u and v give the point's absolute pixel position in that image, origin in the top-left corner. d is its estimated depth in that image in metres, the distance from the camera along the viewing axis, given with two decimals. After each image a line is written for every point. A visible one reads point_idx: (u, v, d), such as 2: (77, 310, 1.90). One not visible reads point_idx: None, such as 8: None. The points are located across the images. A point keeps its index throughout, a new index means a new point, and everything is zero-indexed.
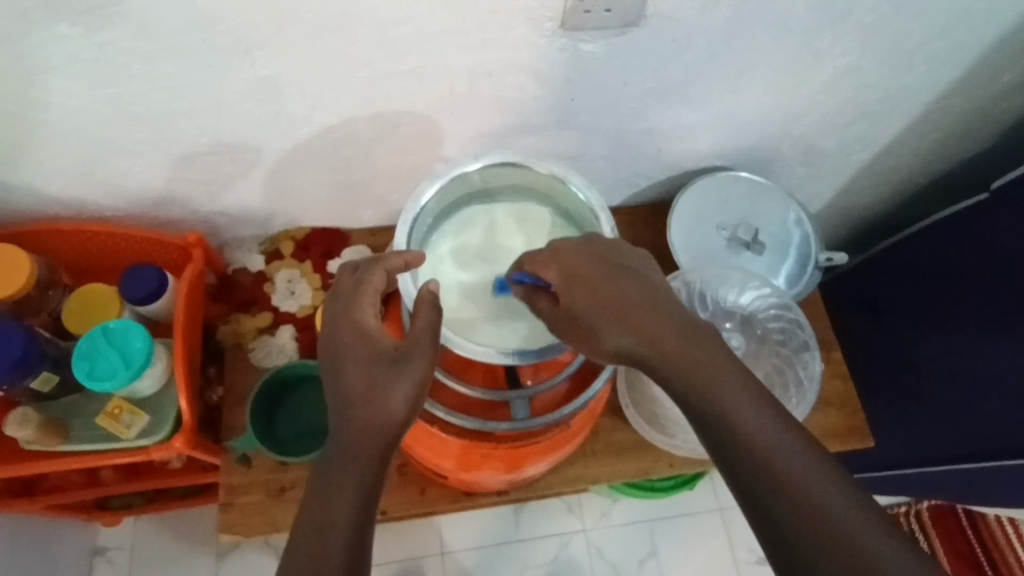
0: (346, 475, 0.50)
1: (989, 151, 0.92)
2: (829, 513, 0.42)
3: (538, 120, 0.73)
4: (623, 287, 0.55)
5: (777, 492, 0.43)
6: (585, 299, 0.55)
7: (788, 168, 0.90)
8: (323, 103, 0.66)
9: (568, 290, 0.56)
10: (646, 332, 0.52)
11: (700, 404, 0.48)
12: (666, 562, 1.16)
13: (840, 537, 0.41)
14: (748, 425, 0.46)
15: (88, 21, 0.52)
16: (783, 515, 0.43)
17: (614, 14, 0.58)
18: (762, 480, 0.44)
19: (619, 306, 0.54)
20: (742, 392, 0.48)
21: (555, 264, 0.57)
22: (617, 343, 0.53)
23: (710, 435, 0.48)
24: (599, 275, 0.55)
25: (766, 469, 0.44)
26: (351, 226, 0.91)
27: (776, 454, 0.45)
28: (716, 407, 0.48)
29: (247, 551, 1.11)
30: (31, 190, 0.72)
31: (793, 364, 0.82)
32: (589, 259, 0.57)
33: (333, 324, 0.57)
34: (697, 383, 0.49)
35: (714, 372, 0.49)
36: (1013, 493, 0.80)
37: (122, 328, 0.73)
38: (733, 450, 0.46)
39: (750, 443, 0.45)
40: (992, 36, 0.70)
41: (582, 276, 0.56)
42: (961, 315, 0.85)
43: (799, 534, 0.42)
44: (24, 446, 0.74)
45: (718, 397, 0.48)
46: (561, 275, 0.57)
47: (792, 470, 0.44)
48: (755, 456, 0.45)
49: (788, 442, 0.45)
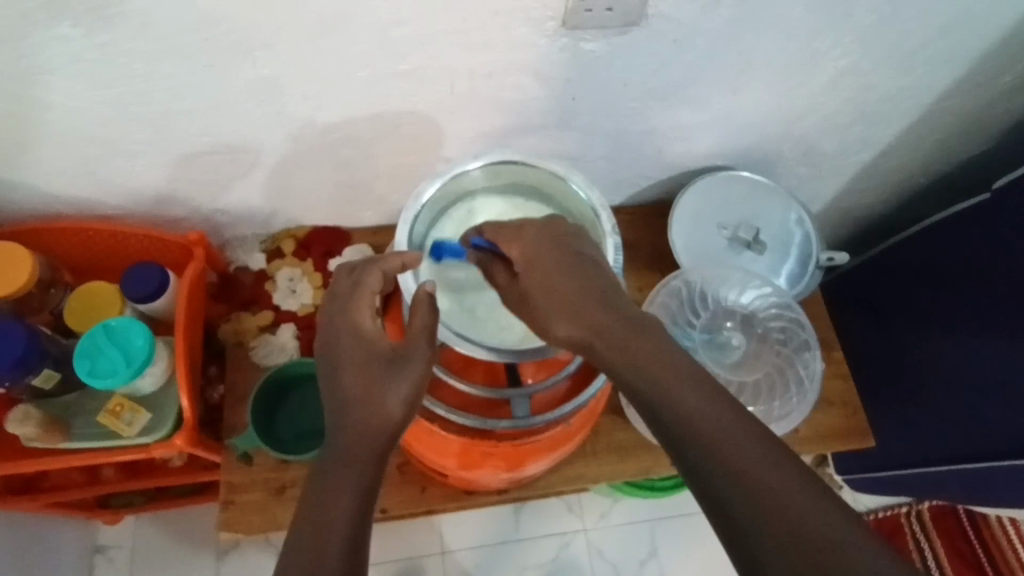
0: (344, 478, 0.50)
1: (990, 151, 0.92)
2: (781, 502, 0.42)
3: (538, 120, 0.73)
4: (575, 274, 0.55)
5: (737, 492, 0.43)
6: (537, 283, 0.56)
7: (789, 168, 0.90)
8: (324, 103, 0.66)
9: (524, 272, 0.57)
10: (594, 322, 0.53)
11: (653, 400, 0.48)
12: (667, 563, 1.16)
13: (793, 526, 0.41)
14: (699, 419, 0.46)
15: (90, 21, 0.52)
16: (737, 507, 0.42)
17: (615, 14, 0.58)
18: (715, 472, 0.44)
19: (570, 294, 0.54)
20: (693, 386, 0.48)
21: (516, 240, 0.58)
22: (567, 331, 0.54)
23: (672, 438, 0.47)
24: (552, 260, 0.56)
25: (718, 461, 0.44)
26: (351, 225, 0.91)
27: (729, 446, 0.44)
28: (669, 402, 0.48)
29: (247, 550, 1.11)
30: (32, 190, 0.72)
31: (793, 364, 0.82)
32: (544, 244, 0.57)
33: (330, 327, 0.57)
34: (656, 386, 0.49)
35: (668, 366, 0.49)
36: (1013, 494, 0.80)
37: (123, 327, 0.73)
38: (686, 444, 0.46)
39: (702, 436, 0.45)
40: (993, 37, 0.70)
41: (537, 259, 0.56)
42: (961, 316, 0.85)
43: (752, 525, 0.42)
44: (26, 444, 0.74)
45: (672, 392, 0.48)
46: (520, 254, 0.57)
47: (744, 461, 0.44)
48: (708, 449, 0.45)
49: (740, 433, 0.45)
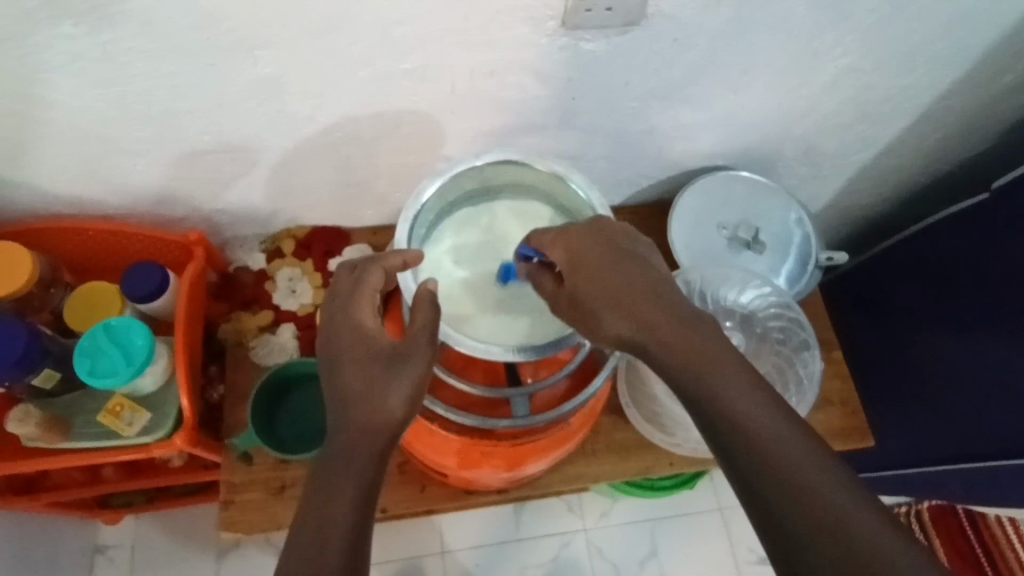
0: (345, 475, 0.50)
1: (990, 151, 0.92)
2: (822, 500, 0.42)
3: (539, 119, 0.73)
4: (625, 271, 0.55)
5: (774, 481, 0.43)
6: (587, 283, 0.55)
7: (789, 168, 0.90)
8: (324, 102, 0.66)
9: (571, 272, 0.56)
10: (647, 319, 0.52)
11: (696, 391, 0.49)
12: (667, 562, 1.16)
13: (833, 524, 0.41)
14: (744, 413, 0.46)
15: (91, 19, 0.52)
16: (777, 501, 0.43)
17: (616, 13, 0.58)
18: (756, 466, 0.44)
19: (622, 291, 0.54)
20: (739, 379, 0.48)
21: (562, 242, 0.57)
22: (620, 330, 0.53)
23: (710, 425, 0.47)
24: (600, 258, 0.56)
25: (761, 456, 0.44)
26: (352, 225, 0.91)
27: (772, 441, 0.45)
28: (713, 394, 0.48)
29: (248, 550, 1.11)
30: (33, 189, 0.72)
31: (793, 363, 0.82)
32: (592, 244, 0.56)
33: (331, 324, 0.57)
34: (697, 373, 0.49)
35: (713, 359, 0.49)
36: (1013, 494, 0.80)
37: (124, 326, 0.74)
38: (728, 437, 0.46)
39: (748, 430, 0.45)
40: (993, 37, 0.70)
41: (584, 259, 0.56)
42: (961, 315, 0.85)
43: (792, 521, 0.42)
44: (26, 444, 0.74)
45: (717, 384, 0.48)
46: (566, 256, 0.57)
47: (786, 457, 0.44)
48: (750, 443, 0.45)
49: (783, 431, 0.45)
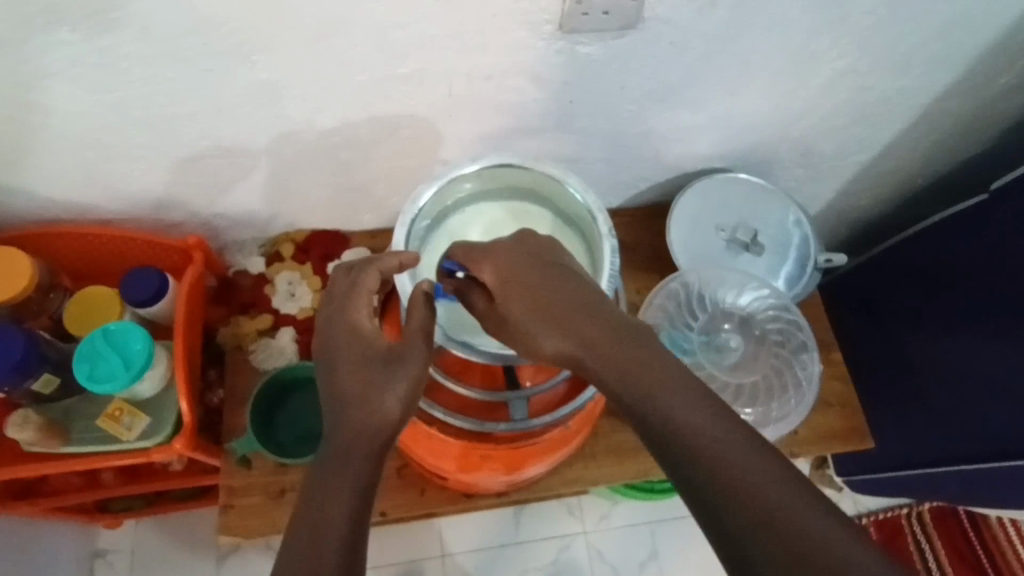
0: (342, 474, 0.50)
1: (987, 152, 0.92)
2: (778, 516, 0.41)
3: (537, 123, 0.73)
4: (553, 289, 0.55)
5: (727, 499, 0.43)
6: (513, 304, 0.55)
7: (787, 170, 0.90)
8: (322, 106, 0.66)
9: (499, 291, 0.56)
10: (581, 335, 0.52)
11: (644, 412, 0.48)
12: (667, 564, 1.16)
13: (790, 537, 0.40)
14: (693, 429, 0.45)
15: (90, 25, 0.52)
16: (733, 517, 0.42)
17: (612, 17, 0.58)
18: (709, 482, 0.43)
19: (553, 310, 0.54)
20: (685, 394, 0.47)
21: (488, 263, 0.58)
22: (555, 348, 0.53)
23: (661, 448, 0.47)
24: (526, 279, 0.56)
25: (712, 471, 0.44)
26: (350, 229, 0.91)
27: (724, 455, 0.44)
28: (661, 413, 0.47)
29: (247, 554, 1.11)
30: (31, 194, 0.72)
31: (791, 365, 0.81)
32: (517, 263, 0.57)
33: (328, 327, 0.57)
34: (644, 396, 0.48)
35: (662, 379, 0.48)
36: (1012, 494, 0.80)
37: (123, 331, 0.74)
38: (681, 454, 0.45)
39: (697, 446, 0.45)
40: (990, 38, 0.70)
41: (510, 280, 0.56)
42: (960, 316, 0.85)
43: (749, 535, 0.41)
44: (26, 449, 0.74)
45: (668, 405, 0.47)
46: (493, 276, 0.57)
47: (743, 470, 0.43)
48: (700, 463, 0.44)
49: (734, 443, 0.44)
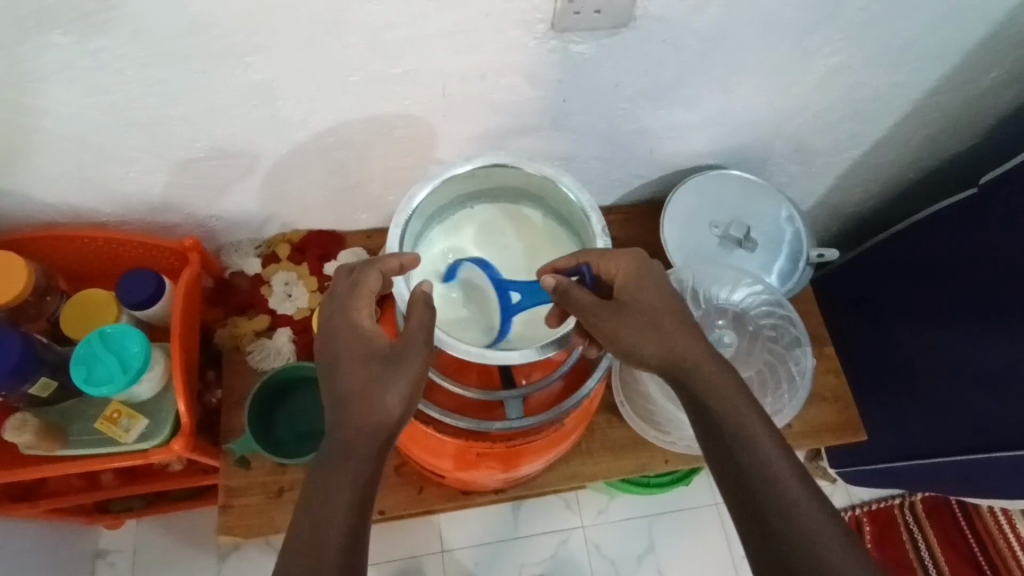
0: (344, 471, 0.51)
1: (978, 147, 0.92)
2: (819, 538, 0.47)
3: (530, 122, 0.74)
4: (676, 309, 0.59)
5: (778, 511, 0.48)
6: (640, 303, 0.59)
7: (780, 166, 0.91)
8: (317, 107, 0.66)
9: (630, 291, 0.60)
10: (679, 347, 0.57)
11: (719, 422, 0.53)
12: (664, 557, 1.16)
13: (823, 555, 0.46)
14: (765, 451, 0.51)
15: (82, 27, 0.52)
16: (777, 532, 0.47)
17: (604, 15, 0.58)
18: (766, 498, 0.49)
19: (665, 318, 0.58)
20: (763, 421, 0.53)
21: (624, 262, 0.61)
22: (655, 353, 0.57)
23: (722, 448, 0.52)
24: (655, 287, 0.60)
25: (771, 491, 0.49)
26: (347, 229, 0.92)
27: (786, 481, 0.49)
28: (742, 428, 0.52)
29: (247, 552, 1.12)
30: (26, 197, 0.72)
31: (785, 360, 0.82)
32: (653, 273, 0.60)
33: (329, 327, 0.57)
34: (720, 404, 0.54)
35: (735, 395, 0.54)
36: (1005, 483, 0.81)
37: (119, 333, 0.74)
38: (737, 458, 0.51)
39: (765, 465, 0.50)
40: (979, 34, 0.71)
41: (644, 281, 0.60)
42: (951, 309, 0.86)
43: (781, 534, 0.47)
44: (23, 451, 0.74)
45: (741, 419, 0.53)
46: (627, 275, 0.60)
47: (792, 492, 0.49)
48: (760, 474, 0.50)
49: (785, 463, 0.50)
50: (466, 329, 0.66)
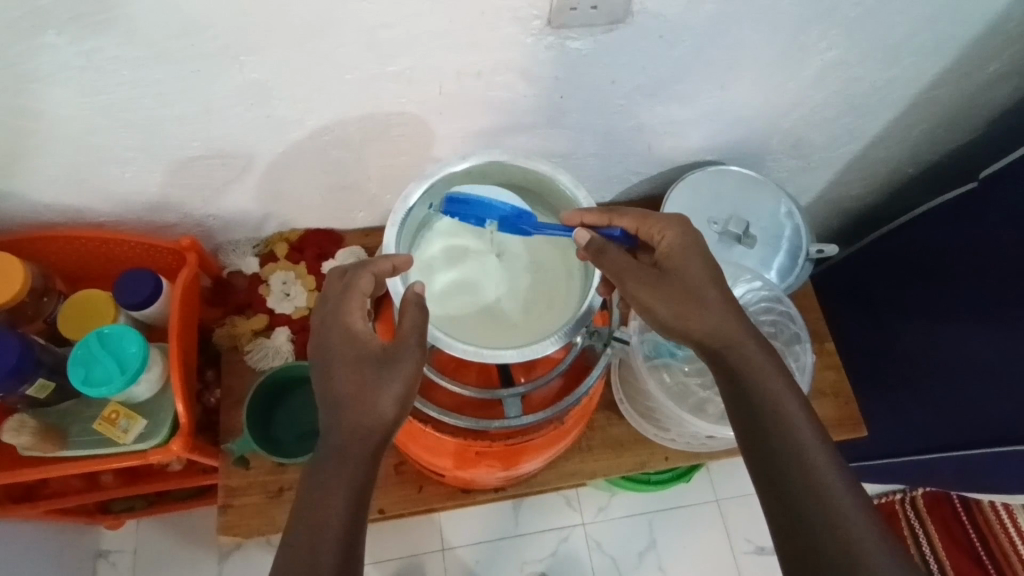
0: (338, 476, 0.52)
1: (977, 141, 0.92)
2: (845, 518, 0.50)
3: (527, 119, 0.73)
4: (717, 283, 0.59)
5: (807, 491, 0.51)
6: (681, 271, 0.59)
7: (778, 161, 0.91)
8: (312, 106, 0.66)
9: (671, 258, 0.59)
10: (715, 321, 0.57)
11: (755, 403, 0.55)
12: (665, 554, 1.16)
13: (848, 535, 0.49)
14: (802, 439, 0.53)
15: (76, 28, 0.52)
16: (805, 511, 0.51)
17: (600, 11, 0.58)
18: (801, 487, 0.51)
19: (704, 290, 0.58)
20: (800, 407, 0.55)
21: (670, 229, 0.60)
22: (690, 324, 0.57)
23: (756, 427, 0.55)
24: (699, 258, 0.59)
25: (803, 472, 0.52)
26: (344, 228, 0.91)
27: (817, 463, 0.52)
28: (780, 416, 0.54)
29: (248, 551, 1.12)
30: (24, 198, 0.72)
31: (785, 356, 0.81)
32: (697, 244, 0.60)
33: (322, 330, 0.56)
34: (758, 386, 0.56)
35: (772, 377, 0.56)
36: (1003, 478, 0.81)
37: (117, 335, 0.74)
38: (770, 438, 0.54)
39: (801, 453, 0.53)
40: (978, 27, 0.70)
41: (689, 251, 0.59)
42: (950, 303, 0.85)
43: (808, 514, 0.51)
44: (22, 453, 0.74)
45: (778, 402, 0.55)
46: (671, 242, 0.60)
47: (823, 476, 0.52)
48: (792, 455, 0.53)
49: (818, 446, 0.53)
50: (466, 326, 0.66)
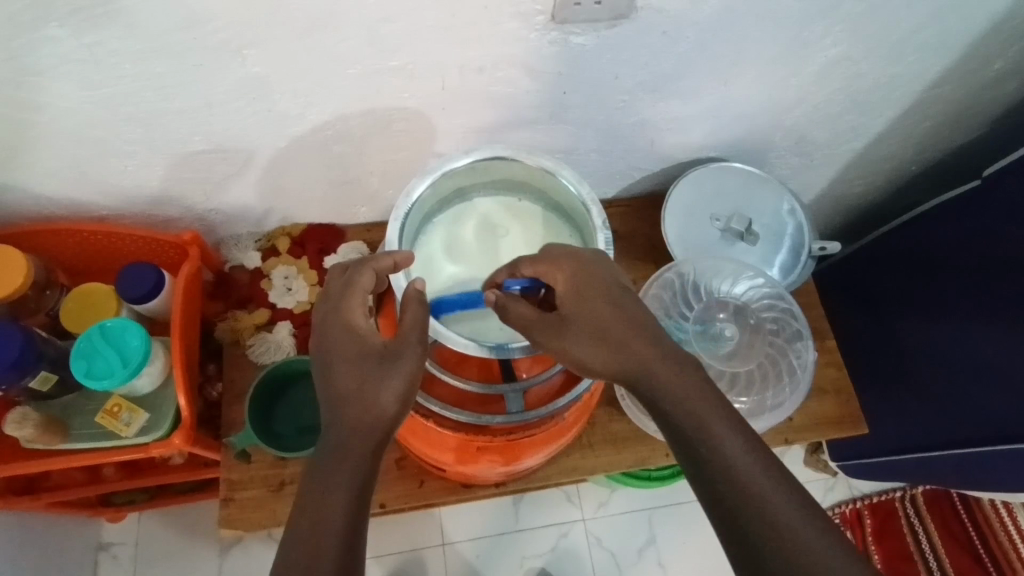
0: (340, 472, 0.51)
1: (980, 139, 0.92)
2: (799, 543, 0.46)
3: (530, 114, 0.73)
4: (625, 317, 0.55)
5: (756, 520, 0.47)
6: (582, 313, 0.56)
7: (781, 158, 0.91)
8: (314, 101, 0.66)
9: (571, 302, 0.56)
10: (636, 357, 0.54)
11: (685, 430, 0.51)
12: (665, 550, 1.17)
13: (806, 561, 0.45)
14: (753, 481, 0.49)
15: (77, 21, 0.52)
16: (759, 544, 0.46)
17: (603, 7, 0.58)
18: (761, 537, 0.47)
19: (614, 326, 0.55)
20: (744, 441, 0.50)
21: (564, 269, 0.57)
22: (604, 366, 0.55)
23: (694, 458, 0.51)
24: (599, 295, 0.56)
25: (746, 501, 0.48)
26: (346, 222, 0.91)
27: (758, 488, 0.48)
28: (725, 464, 0.49)
29: (249, 545, 1.12)
30: (25, 191, 0.72)
31: (786, 354, 0.82)
32: (593, 280, 0.57)
33: (324, 326, 0.56)
34: (687, 412, 0.52)
35: (702, 398, 0.52)
36: (1004, 475, 0.81)
37: (118, 328, 0.74)
38: (709, 467, 0.50)
39: (752, 498, 0.48)
40: (982, 25, 0.70)
41: (584, 292, 0.56)
42: (953, 302, 0.85)
43: (763, 545, 0.46)
44: (25, 445, 0.74)
45: (709, 424, 0.51)
46: (568, 283, 0.57)
47: (769, 500, 0.48)
48: (734, 481, 0.49)
49: (758, 466, 0.49)
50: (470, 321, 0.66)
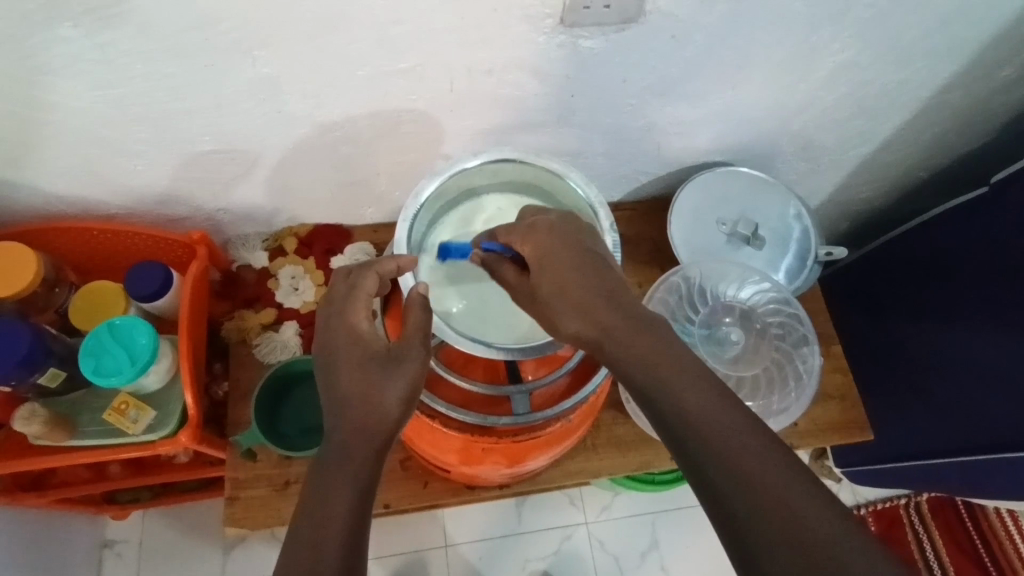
0: (342, 472, 0.51)
1: (988, 146, 0.92)
2: (782, 504, 0.42)
3: (538, 118, 0.74)
4: (592, 282, 0.54)
5: (733, 483, 0.44)
6: (548, 279, 0.54)
7: (788, 163, 0.91)
8: (323, 101, 0.66)
9: (536, 269, 0.56)
10: (604, 321, 0.52)
11: (657, 397, 0.49)
12: (668, 554, 1.16)
13: (789, 522, 0.41)
14: (728, 441, 0.45)
15: (90, 21, 0.53)
16: (739, 508, 0.43)
17: (612, 10, 0.58)
18: (740, 501, 0.43)
19: (582, 291, 0.54)
20: (719, 403, 0.47)
21: (530, 237, 0.57)
22: (577, 330, 0.53)
23: (667, 426, 0.48)
24: (563, 261, 0.55)
25: (722, 463, 0.44)
26: (353, 223, 0.92)
27: (734, 448, 0.45)
28: (695, 428, 0.46)
29: (253, 544, 1.13)
30: (36, 190, 0.73)
31: (791, 358, 0.82)
32: (560, 246, 0.56)
33: (327, 331, 0.57)
34: (658, 379, 0.49)
35: (671, 361, 0.50)
36: (1010, 483, 0.81)
37: (127, 326, 0.74)
38: (681, 432, 0.47)
39: (728, 460, 0.44)
40: (991, 32, 0.70)
41: (550, 259, 0.55)
42: (960, 309, 0.85)
43: (742, 510, 0.43)
44: (34, 442, 0.74)
45: (679, 389, 0.48)
46: (534, 253, 0.56)
47: (748, 462, 0.44)
48: (709, 446, 0.45)
49: (735, 426, 0.46)
50: (477, 321, 0.66)
